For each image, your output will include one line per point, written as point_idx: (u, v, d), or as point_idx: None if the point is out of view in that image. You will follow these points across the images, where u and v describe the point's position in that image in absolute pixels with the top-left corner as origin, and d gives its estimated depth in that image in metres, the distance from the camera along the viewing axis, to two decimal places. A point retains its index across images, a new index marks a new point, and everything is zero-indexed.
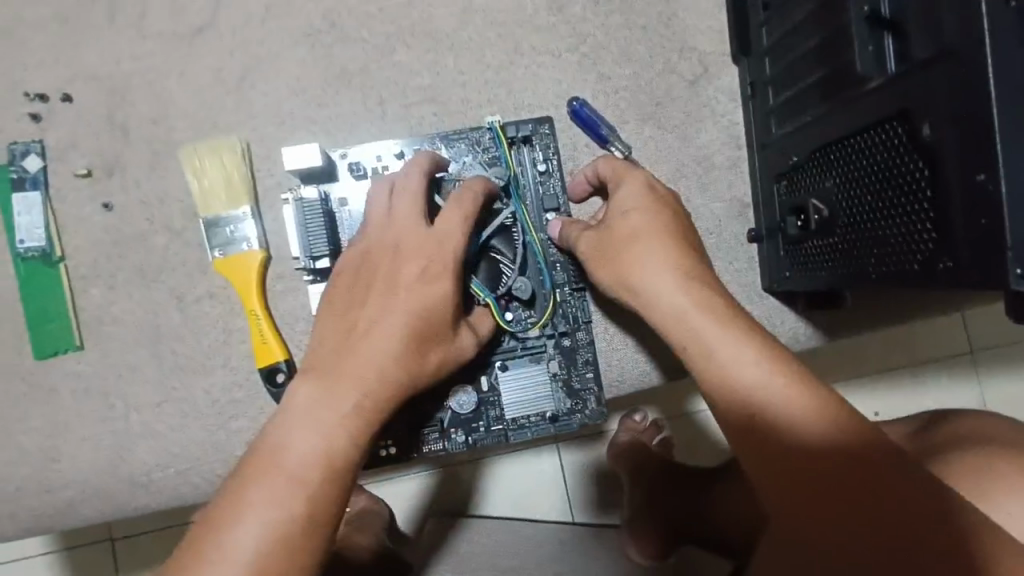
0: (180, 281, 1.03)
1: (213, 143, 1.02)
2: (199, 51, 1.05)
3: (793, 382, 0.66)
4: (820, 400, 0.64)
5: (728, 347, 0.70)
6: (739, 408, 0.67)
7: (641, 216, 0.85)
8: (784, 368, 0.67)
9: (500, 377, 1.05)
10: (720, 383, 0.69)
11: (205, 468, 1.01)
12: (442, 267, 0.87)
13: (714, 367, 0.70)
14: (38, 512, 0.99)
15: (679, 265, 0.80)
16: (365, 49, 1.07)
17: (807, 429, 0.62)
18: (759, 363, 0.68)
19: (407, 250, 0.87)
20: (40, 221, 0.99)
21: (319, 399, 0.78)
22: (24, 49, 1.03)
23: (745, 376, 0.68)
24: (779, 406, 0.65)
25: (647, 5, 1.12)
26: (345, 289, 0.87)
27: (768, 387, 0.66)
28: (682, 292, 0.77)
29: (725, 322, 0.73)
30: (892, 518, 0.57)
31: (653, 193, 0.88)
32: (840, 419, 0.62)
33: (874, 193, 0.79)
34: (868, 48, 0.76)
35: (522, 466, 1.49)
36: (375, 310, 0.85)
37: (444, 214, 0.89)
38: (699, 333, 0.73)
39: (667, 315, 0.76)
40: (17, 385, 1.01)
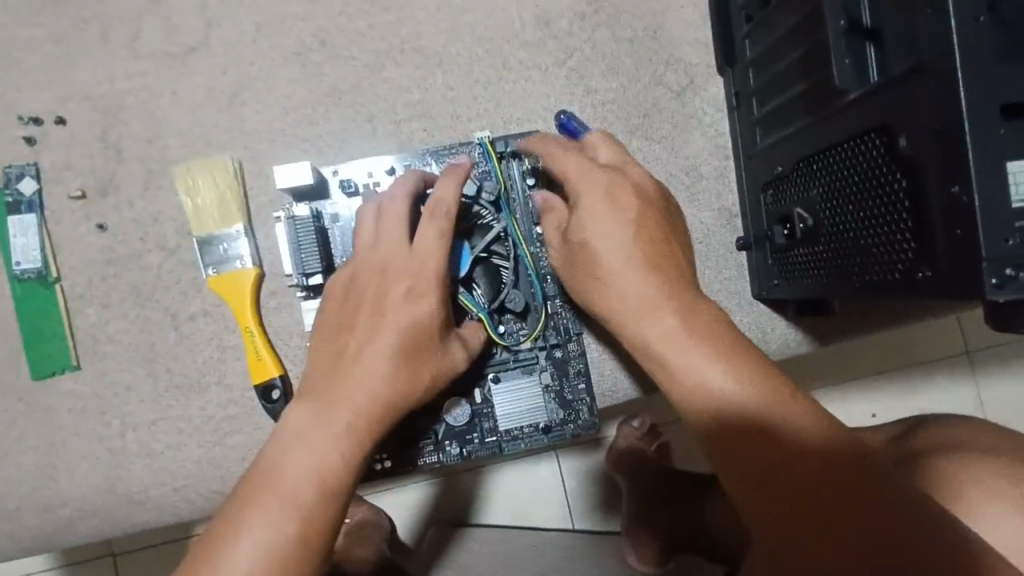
0: (175, 300, 1.04)
1: (205, 164, 1.03)
2: (191, 71, 1.06)
3: (768, 398, 0.67)
4: (798, 412, 0.65)
5: (703, 368, 0.71)
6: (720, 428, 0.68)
7: (608, 233, 0.84)
8: (758, 382, 0.68)
9: (492, 389, 1.06)
10: (699, 404, 0.70)
11: (202, 484, 1.02)
12: (428, 286, 0.88)
13: (692, 386, 0.71)
14: (37, 531, 1.00)
15: (655, 285, 0.80)
16: (354, 67, 1.08)
17: (782, 441, 0.64)
18: (736, 380, 0.69)
19: (394, 271, 0.89)
20: (35, 243, 1.01)
21: (314, 422, 0.80)
22: (17, 72, 1.05)
23: (725, 394, 0.69)
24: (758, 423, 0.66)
25: (633, 18, 1.14)
26: (335, 311, 0.89)
27: (746, 406, 0.67)
28: (657, 315, 0.78)
29: (702, 341, 0.73)
30: (876, 527, 0.57)
31: (615, 203, 0.86)
32: (819, 431, 0.63)
33: (855, 204, 0.80)
34: (846, 60, 0.75)
35: (521, 475, 1.50)
36: (364, 331, 0.86)
37: (423, 231, 0.90)
38: (676, 353, 0.74)
39: (646, 330, 0.78)
40: (14, 405, 1.02)
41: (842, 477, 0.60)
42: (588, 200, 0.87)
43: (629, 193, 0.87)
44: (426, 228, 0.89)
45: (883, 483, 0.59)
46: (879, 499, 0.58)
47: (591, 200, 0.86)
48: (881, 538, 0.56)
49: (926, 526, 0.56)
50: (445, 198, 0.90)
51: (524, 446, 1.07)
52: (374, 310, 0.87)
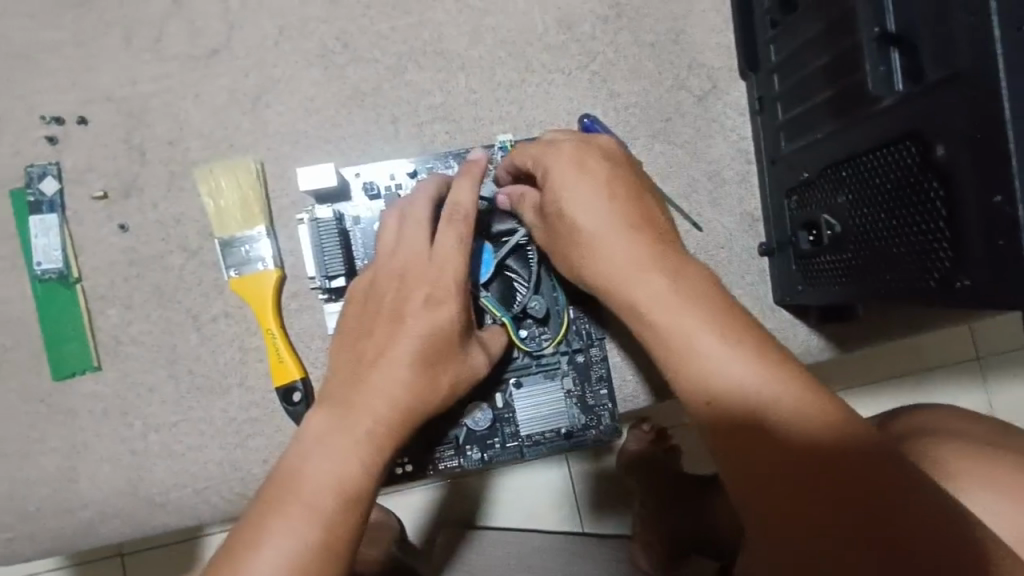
0: (197, 302, 1.04)
1: (229, 165, 1.03)
2: (213, 73, 1.06)
3: (769, 375, 0.60)
4: (802, 395, 0.59)
5: (700, 336, 0.63)
6: (711, 401, 0.61)
7: (584, 199, 0.76)
8: (758, 356, 0.61)
9: (514, 394, 1.05)
10: (692, 375, 0.63)
11: (223, 486, 1.02)
12: (446, 292, 0.85)
13: (688, 357, 0.63)
14: (57, 532, 1.00)
15: (644, 246, 0.71)
16: (377, 69, 1.08)
17: (784, 427, 0.58)
18: (737, 353, 0.61)
19: (410, 278, 0.86)
20: (57, 243, 1.00)
21: (333, 428, 0.78)
22: (40, 72, 1.04)
23: (726, 370, 0.61)
24: (757, 408, 0.59)
25: (656, 22, 1.13)
26: (353, 319, 0.88)
27: (746, 384, 0.60)
28: (649, 276, 0.68)
29: (700, 306, 0.65)
30: (888, 525, 0.53)
31: (587, 170, 0.78)
32: (825, 415, 0.58)
33: (888, 211, 0.79)
34: (880, 68, 0.75)
35: (533, 478, 1.50)
36: (381, 338, 0.84)
37: (440, 236, 0.87)
38: (669, 317, 0.65)
39: (631, 291, 0.69)
40: (36, 407, 1.02)
41: (851, 472, 0.55)
42: (558, 169, 0.79)
43: (601, 157, 0.80)
44: (447, 233, 0.87)
45: (896, 474, 0.55)
46: (894, 495, 0.54)
47: (562, 168, 0.79)
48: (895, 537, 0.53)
49: (940, 524, 0.53)
50: (463, 202, 0.88)
51: (547, 452, 1.06)
52: (391, 317, 0.85)
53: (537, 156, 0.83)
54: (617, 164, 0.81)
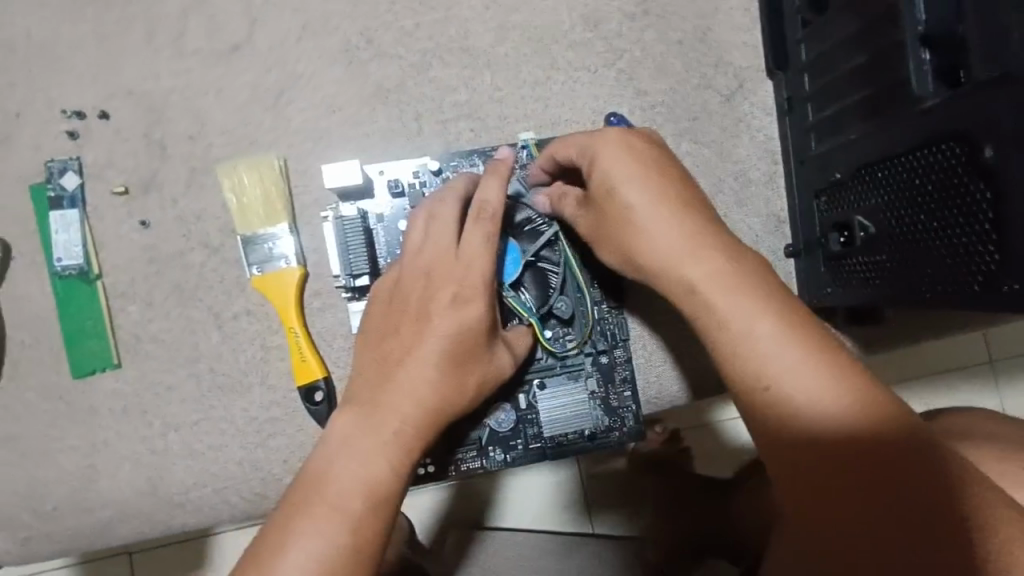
0: (218, 300, 1.02)
1: (252, 161, 1.01)
2: (236, 68, 1.04)
3: (816, 358, 0.59)
4: (850, 382, 0.58)
5: (746, 316, 0.62)
6: (752, 378, 0.61)
7: (631, 182, 0.74)
8: (805, 340, 0.60)
9: (538, 395, 1.04)
10: (735, 354, 0.62)
11: (243, 487, 1.01)
12: (474, 290, 0.83)
13: (734, 342, 0.63)
14: (75, 532, 0.99)
15: (687, 228, 0.70)
16: (401, 66, 1.07)
17: (826, 412, 0.57)
18: (786, 343, 0.60)
19: (437, 276, 0.84)
20: (78, 239, 0.99)
21: (361, 428, 0.76)
22: (60, 66, 1.03)
23: (774, 358, 0.60)
24: (799, 391, 0.58)
25: (683, 20, 1.12)
26: (380, 318, 0.86)
27: (789, 373, 0.59)
28: (694, 257, 0.68)
29: (748, 287, 0.64)
30: (929, 522, 0.51)
31: (634, 154, 0.76)
32: (873, 404, 0.56)
33: (928, 213, 0.78)
34: (925, 67, 0.76)
35: (544, 478, 1.48)
36: (408, 337, 0.82)
37: (467, 234, 0.85)
38: (716, 297, 0.65)
39: (677, 278, 0.69)
40: (55, 404, 1.00)
41: (894, 464, 0.53)
42: (604, 153, 0.77)
43: (647, 144, 0.79)
44: (471, 233, 0.84)
45: (942, 472, 0.53)
46: (938, 493, 0.52)
47: (608, 152, 0.77)
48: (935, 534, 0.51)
49: (984, 524, 0.51)
50: (491, 199, 0.85)
51: (570, 455, 1.05)
52: (419, 315, 0.83)
53: (583, 144, 0.82)
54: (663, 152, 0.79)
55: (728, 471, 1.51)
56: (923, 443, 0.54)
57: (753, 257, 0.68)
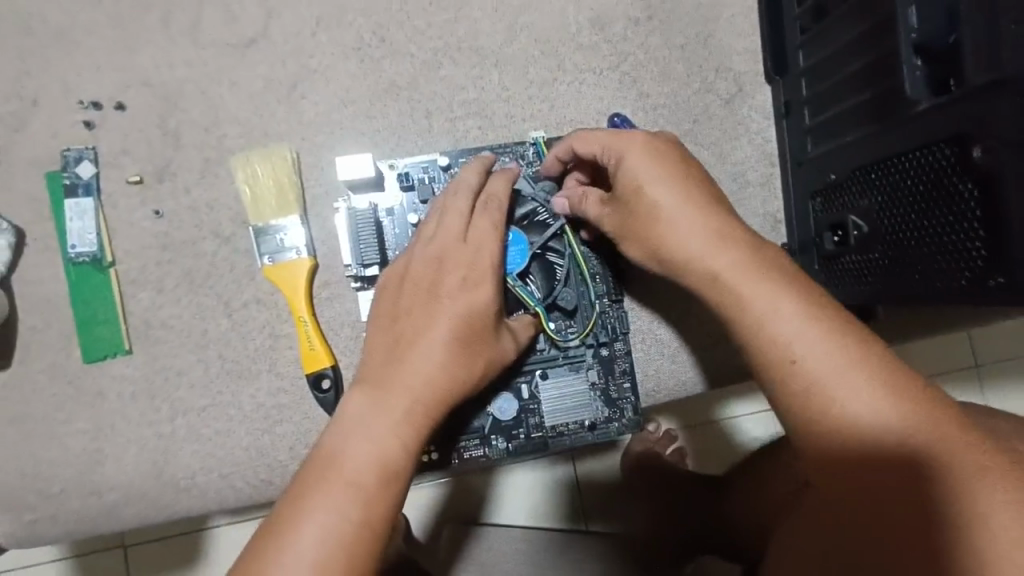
0: (228, 288, 1.04)
1: (265, 152, 1.04)
2: (252, 61, 1.07)
3: (835, 336, 0.64)
4: (867, 362, 0.62)
5: (771, 299, 0.67)
6: (778, 351, 0.65)
7: (659, 180, 0.78)
8: (825, 320, 0.65)
9: (539, 385, 1.07)
10: (759, 334, 0.67)
11: (248, 472, 1.03)
12: (482, 273, 0.88)
13: (759, 317, 0.67)
14: (81, 515, 1.00)
15: (713, 225, 0.75)
16: (413, 63, 1.10)
17: (849, 369, 0.62)
18: (809, 317, 0.65)
19: (449, 263, 0.88)
20: (92, 227, 1.01)
21: (371, 410, 0.79)
22: (78, 55, 1.05)
23: (798, 330, 0.65)
24: (821, 361, 0.63)
25: (686, 25, 1.16)
26: (389, 301, 0.88)
27: (815, 341, 0.64)
28: (717, 252, 0.72)
29: (770, 275, 0.69)
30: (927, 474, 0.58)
31: (659, 157, 0.80)
32: (886, 381, 0.61)
33: (920, 212, 0.82)
34: (917, 73, 0.81)
35: (540, 474, 1.51)
36: (420, 320, 0.85)
37: (474, 222, 0.91)
38: (741, 288, 0.70)
39: (699, 271, 0.74)
40: (64, 387, 1.02)
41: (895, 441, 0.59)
42: (631, 158, 0.81)
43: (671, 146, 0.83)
44: (482, 219, 0.90)
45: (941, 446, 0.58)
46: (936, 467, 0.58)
47: (633, 155, 0.81)
48: (925, 504, 0.58)
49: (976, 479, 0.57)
50: (500, 193, 0.93)
51: (569, 444, 1.07)
52: (429, 298, 0.86)
53: (608, 143, 0.85)
54: (684, 152, 0.83)
55: (720, 468, 1.54)
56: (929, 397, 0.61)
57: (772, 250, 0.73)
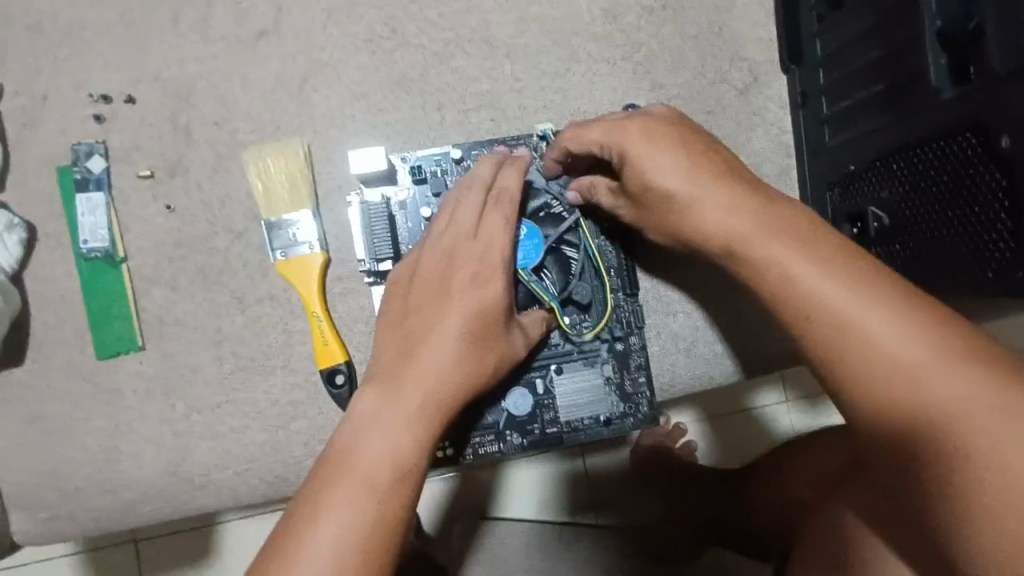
0: (241, 284, 1.04)
1: (277, 147, 1.03)
2: (262, 55, 1.06)
3: (854, 285, 0.64)
4: (886, 322, 0.61)
5: (786, 256, 0.68)
6: (794, 305, 0.66)
7: (669, 161, 0.78)
8: (845, 272, 0.65)
9: (555, 380, 1.06)
10: (782, 293, 0.67)
11: (264, 468, 1.03)
12: (493, 270, 0.88)
13: (776, 276, 0.68)
14: (98, 512, 1.00)
15: (730, 189, 0.74)
16: (424, 55, 1.08)
17: (872, 320, 0.62)
18: (829, 272, 0.65)
19: (459, 258, 0.88)
20: (104, 220, 1.00)
21: (383, 406, 0.79)
22: (87, 51, 1.04)
23: (818, 284, 0.65)
24: (840, 311, 0.63)
25: (700, 15, 1.14)
26: (399, 300, 0.88)
27: (835, 294, 0.64)
28: (738, 214, 0.72)
29: (789, 231, 0.70)
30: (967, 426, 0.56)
31: (658, 142, 0.80)
32: (913, 333, 0.60)
33: (944, 202, 0.82)
34: (941, 62, 0.79)
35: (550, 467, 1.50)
36: (431, 315, 0.85)
37: (486, 218, 0.91)
38: (760, 251, 0.70)
39: (717, 234, 0.74)
40: (79, 385, 1.01)
41: (915, 403, 0.59)
42: (631, 150, 0.81)
43: (670, 124, 0.82)
44: (491, 215, 0.90)
45: (965, 404, 0.56)
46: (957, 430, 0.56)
47: (633, 147, 0.81)
48: (948, 476, 0.56)
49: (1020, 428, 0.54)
50: (510, 186, 0.91)
51: (585, 439, 1.07)
52: (440, 295, 0.86)
53: (604, 138, 0.84)
54: (689, 132, 0.82)
55: (734, 464, 1.53)
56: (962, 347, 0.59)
57: (793, 209, 0.72)
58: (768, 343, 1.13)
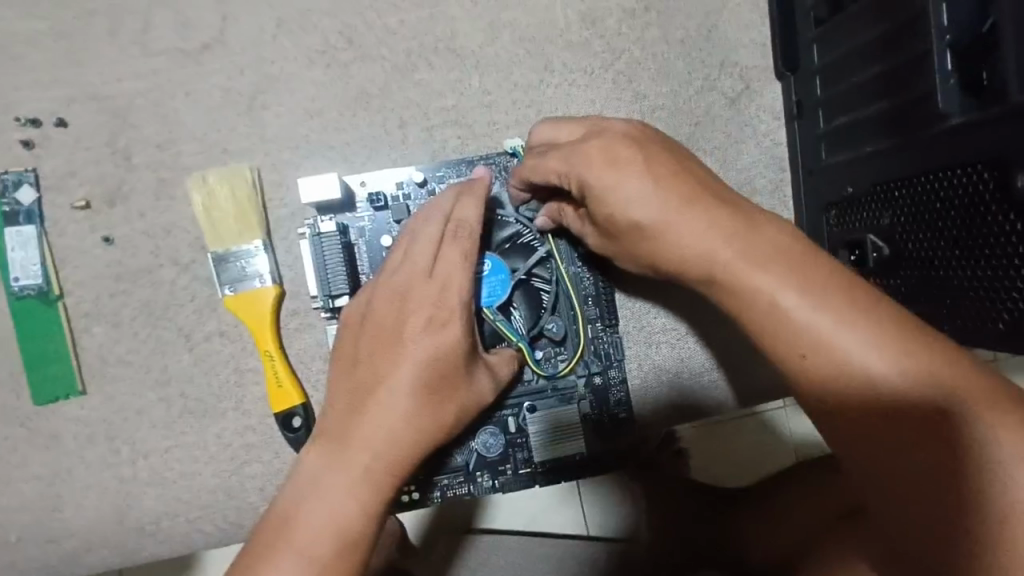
0: (189, 320, 0.96)
1: (223, 172, 0.95)
2: (206, 70, 0.97)
3: (857, 332, 0.54)
4: (890, 386, 0.52)
5: (779, 293, 0.57)
6: (784, 348, 0.57)
7: (640, 179, 0.66)
8: (848, 316, 0.55)
9: (528, 418, 0.98)
10: (770, 336, 0.57)
11: (217, 516, 0.96)
12: (450, 312, 0.78)
13: (763, 315, 0.58)
14: (40, 563, 0.94)
15: (711, 210, 0.63)
16: (384, 68, 0.99)
17: (872, 377, 0.53)
18: (829, 315, 0.55)
19: (412, 296, 0.79)
20: (36, 257, 0.93)
21: (329, 463, 0.72)
22: (15, 68, 0.95)
23: (816, 331, 0.55)
24: (837, 365, 0.54)
25: (687, 17, 1.04)
26: (351, 346, 0.80)
27: (832, 344, 0.54)
28: (722, 239, 0.61)
29: (782, 259, 0.58)
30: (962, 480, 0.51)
31: (621, 165, 0.67)
32: (918, 388, 0.52)
33: (951, 237, 0.73)
34: (951, 81, 0.70)
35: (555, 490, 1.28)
36: (382, 361, 0.77)
37: (443, 252, 0.81)
38: (743, 286, 0.59)
39: (697, 261, 0.63)
40: (16, 431, 0.95)
41: (914, 476, 0.52)
42: (592, 178, 0.68)
43: (640, 138, 0.70)
44: (449, 250, 0.80)
45: (965, 473, 0.51)
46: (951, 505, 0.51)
47: (593, 172, 0.69)
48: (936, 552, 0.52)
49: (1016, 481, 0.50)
50: (469, 218, 0.82)
51: (565, 479, 1.00)
52: (392, 341, 0.77)
53: (560, 170, 0.73)
54: (660, 147, 0.69)
55: (741, 482, 1.31)
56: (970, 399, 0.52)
57: (777, 234, 0.60)
58: (759, 373, 1.06)
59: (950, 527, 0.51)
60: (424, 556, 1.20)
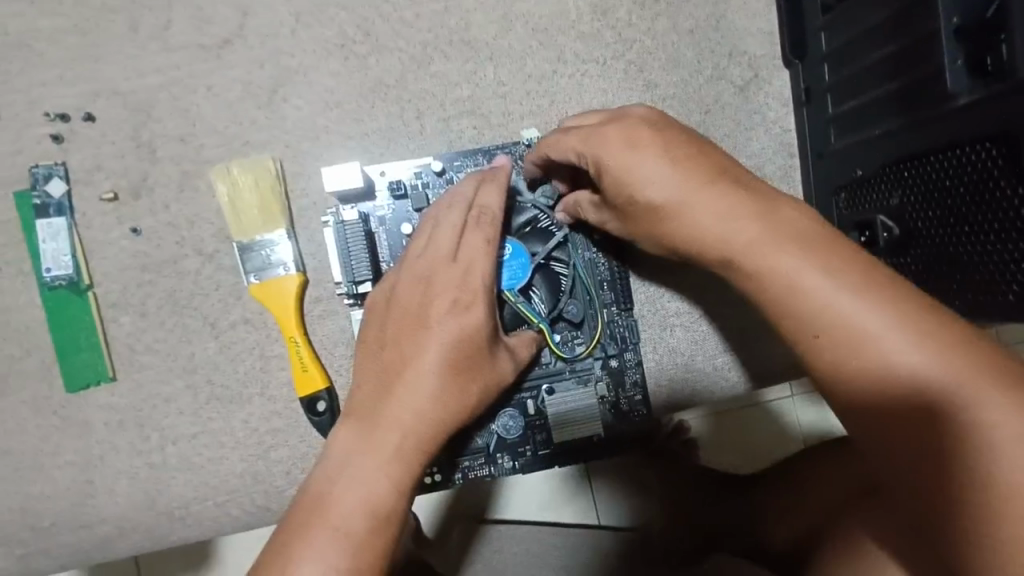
0: (214, 308, 0.99)
1: (245, 163, 0.97)
2: (226, 64, 1.00)
3: (870, 304, 0.56)
4: (906, 351, 0.54)
5: (793, 269, 0.59)
6: (799, 322, 0.59)
7: (656, 161, 0.69)
8: (860, 287, 0.57)
9: (546, 400, 1.01)
10: (785, 311, 0.59)
11: (244, 500, 0.98)
12: (474, 294, 0.81)
13: (777, 291, 0.60)
14: (74, 548, 0.97)
15: (724, 190, 0.65)
16: (401, 60, 1.02)
17: (886, 345, 0.55)
18: (843, 287, 0.57)
19: (435, 281, 0.81)
20: (66, 248, 0.95)
21: (358, 443, 0.74)
22: (40, 65, 0.98)
23: (830, 303, 0.57)
24: (852, 335, 0.56)
25: (695, 7, 1.06)
26: (377, 330, 0.82)
27: (847, 315, 0.56)
28: (734, 217, 0.63)
29: (794, 236, 0.61)
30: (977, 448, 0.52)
31: (640, 146, 0.70)
32: (933, 355, 0.54)
33: (961, 214, 0.75)
34: (958, 62, 0.72)
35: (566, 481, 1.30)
36: (406, 344, 0.79)
37: (464, 238, 0.83)
38: (757, 259, 0.61)
39: (710, 240, 0.65)
40: (48, 419, 0.97)
41: (933, 437, 0.53)
42: (612, 160, 0.71)
43: (657, 124, 0.73)
44: (471, 236, 0.83)
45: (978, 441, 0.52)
46: (972, 464, 0.52)
47: (613, 152, 0.71)
48: (957, 512, 0.53)
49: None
50: (491, 205, 0.84)
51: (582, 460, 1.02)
52: (417, 325, 0.80)
53: (581, 149, 0.76)
54: (677, 132, 0.72)
55: (750, 467, 1.33)
56: (981, 366, 0.53)
57: (790, 211, 0.63)
58: (772, 357, 1.08)
59: (974, 487, 0.52)
60: (440, 547, 1.20)
